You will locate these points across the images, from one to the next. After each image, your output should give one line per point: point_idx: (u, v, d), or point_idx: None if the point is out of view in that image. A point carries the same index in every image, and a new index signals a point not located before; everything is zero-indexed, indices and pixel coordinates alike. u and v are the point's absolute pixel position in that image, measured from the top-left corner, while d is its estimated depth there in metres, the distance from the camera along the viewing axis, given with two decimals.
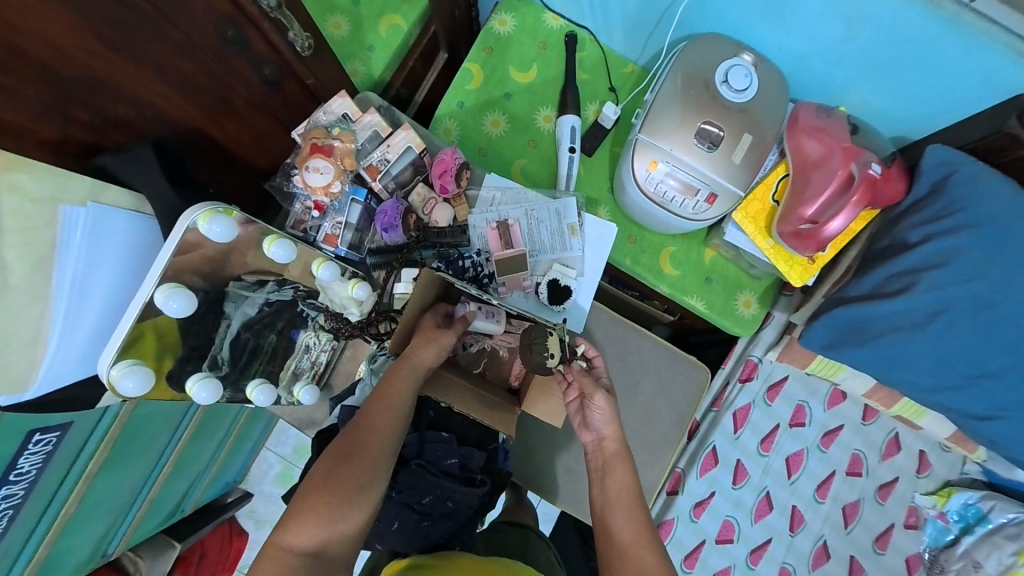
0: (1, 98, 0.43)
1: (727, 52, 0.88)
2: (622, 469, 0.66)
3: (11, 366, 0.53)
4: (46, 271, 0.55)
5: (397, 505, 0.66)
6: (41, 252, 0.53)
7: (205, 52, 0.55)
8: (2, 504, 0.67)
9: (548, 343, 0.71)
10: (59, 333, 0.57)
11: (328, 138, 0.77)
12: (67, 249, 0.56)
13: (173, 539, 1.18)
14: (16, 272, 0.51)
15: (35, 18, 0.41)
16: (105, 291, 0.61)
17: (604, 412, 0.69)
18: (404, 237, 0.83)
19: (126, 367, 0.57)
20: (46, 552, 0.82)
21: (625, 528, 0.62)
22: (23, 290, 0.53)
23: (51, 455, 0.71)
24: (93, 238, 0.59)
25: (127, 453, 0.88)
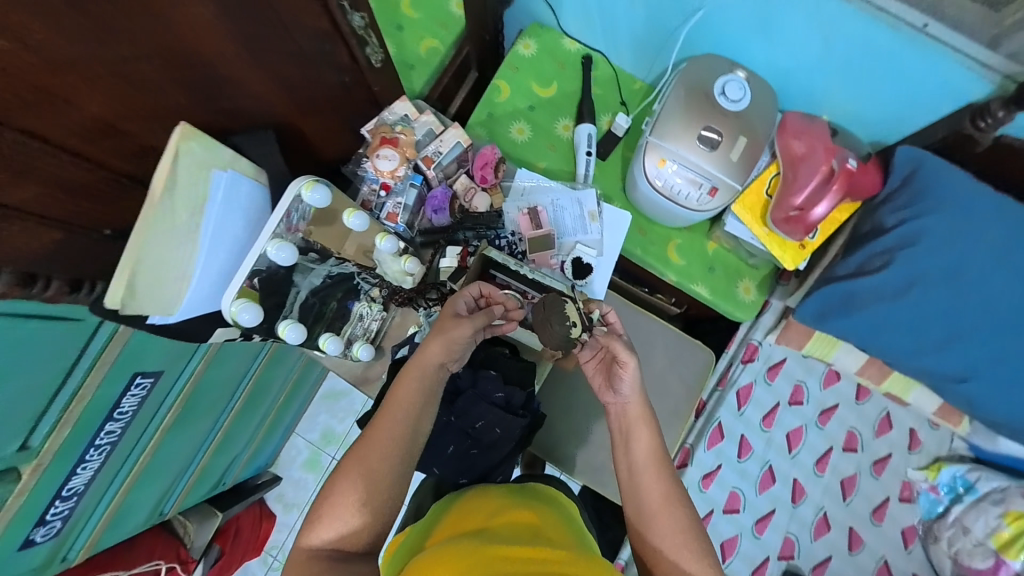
0: (186, 92, 0.57)
1: (724, 69, 1.03)
2: (645, 433, 0.66)
3: (165, 301, 0.59)
4: (197, 220, 0.61)
5: (455, 429, 0.76)
6: (195, 204, 0.60)
7: (307, 58, 0.68)
8: (103, 439, 0.73)
9: (569, 310, 0.76)
10: (198, 279, 0.63)
11: (393, 133, 0.91)
12: (211, 204, 0.62)
13: (216, 507, 1.17)
14: (181, 218, 0.58)
15: (216, 36, 0.55)
16: (229, 244, 0.68)
17: (632, 379, 0.67)
18: (449, 219, 0.96)
19: (244, 302, 0.68)
20: (121, 502, 0.85)
21: (654, 490, 0.63)
22: (180, 234, 0.59)
23: (144, 398, 0.77)
24: (228, 197, 0.65)
25: (195, 412, 0.91)
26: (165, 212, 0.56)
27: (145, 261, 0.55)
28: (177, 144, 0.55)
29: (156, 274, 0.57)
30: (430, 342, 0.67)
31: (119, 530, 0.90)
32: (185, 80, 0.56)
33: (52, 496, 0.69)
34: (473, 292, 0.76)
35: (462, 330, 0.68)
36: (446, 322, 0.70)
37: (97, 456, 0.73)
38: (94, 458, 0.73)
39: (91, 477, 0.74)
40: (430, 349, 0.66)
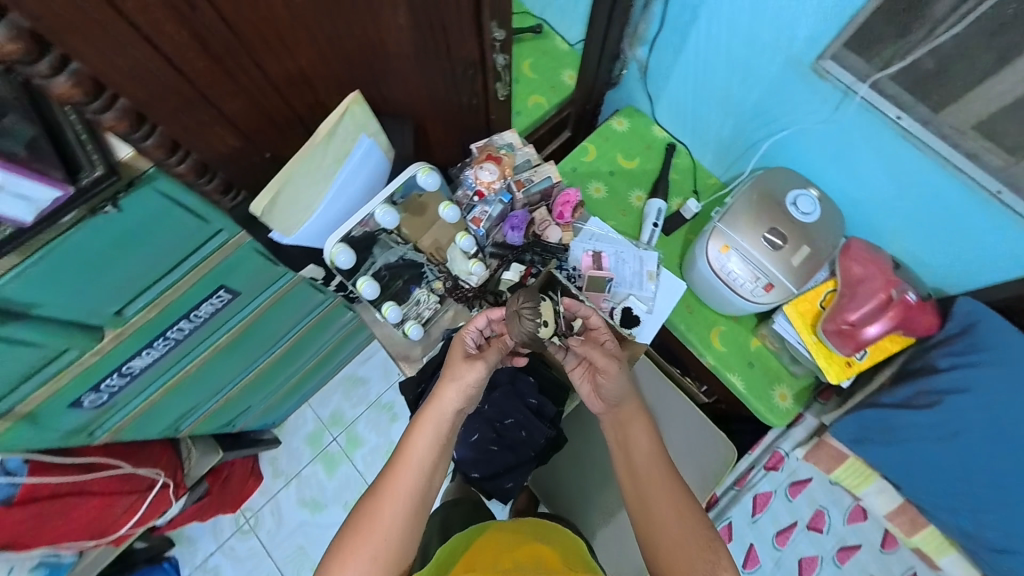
0: (367, 76, 0.71)
1: (796, 184, 1.12)
2: (645, 434, 0.74)
3: (292, 220, 0.76)
4: (334, 168, 0.76)
5: (489, 420, 0.92)
6: (337, 156, 0.74)
7: (455, 77, 0.83)
8: (171, 334, 0.80)
9: (546, 315, 0.72)
10: (317, 214, 0.80)
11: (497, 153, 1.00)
12: (349, 161, 0.77)
13: (220, 445, 1.19)
14: (326, 161, 0.74)
15: (403, 42, 0.70)
16: (347, 198, 0.83)
17: (613, 379, 0.75)
18: (523, 239, 0.99)
19: (341, 246, 0.83)
20: (156, 400, 0.90)
21: (666, 507, 0.68)
22: (317, 173, 0.74)
23: (218, 310, 0.84)
24: (361, 161, 0.79)
25: (245, 343, 0.97)
26: (317, 153, 0.70)
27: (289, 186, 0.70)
28: (347, 105, 0.71)
29: (294, 199, 0.73)
30: (447, 388, 0.73)
31: (140, 429, 0.94)
32: (370, 67, 0.70)
33: (115, 368, 0.76)
34: (482, 322, 0.78)
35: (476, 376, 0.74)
36: (457, 365, 0.74)
37: (160, 347, 0.80)
38: (158, 347, 0.80)
39: (148, 364, 0.81)
40: (445, 395, 0.72)
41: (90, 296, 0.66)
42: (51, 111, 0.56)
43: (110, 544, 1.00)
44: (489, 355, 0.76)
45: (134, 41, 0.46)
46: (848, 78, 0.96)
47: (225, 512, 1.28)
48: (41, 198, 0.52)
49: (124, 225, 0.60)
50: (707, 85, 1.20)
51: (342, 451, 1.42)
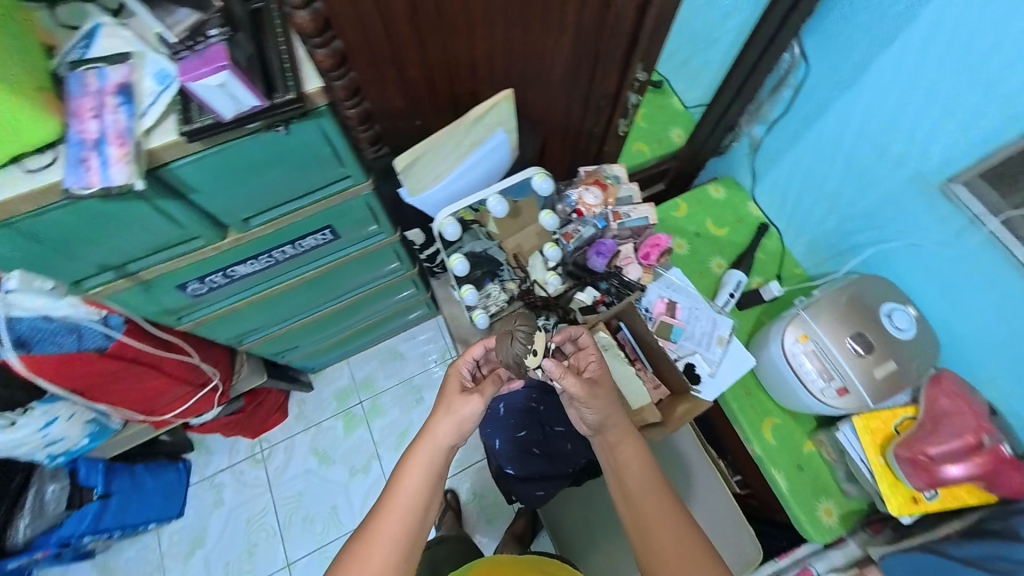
0: (520, 81, 0.79)
1: (895, 297, 1.04)
2: (632, 442, 0.74)
3: (419, 181, 0.81)
4: (464, 150, 0.81)
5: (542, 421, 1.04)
6: (471, 140, 0.79)
7: (590, 103, 0.89)
8: (274, 254, 0.93)
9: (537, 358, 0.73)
10: (437, 188, 0.85)
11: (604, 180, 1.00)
12: (479, 150, 0.82)
13: (265, 370, 1.32)
14: (462, 145, 0.80)
15: (560, 59, 0.77)
16: (465, 181, 0.88)
17: (596, 404, 0.74)
18: (604, 266, 0.98)
19: (449, 219, 0.89)
20: (238, 306, 1.01)
21: (668, 535, 0.66)
22: (450, 150, 0.79)
23: (318, 246, 0.97)
24: (488, 151, 0.84)
25: (324, 282, 1.10)
26: (461, 131, 0.76)
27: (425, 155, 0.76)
28: (500, 99, 0.76)
29: (424, 169, 0.79)
30: (441, 422, 0.74)
31: (215, 330, 1.05)
32: (525, 75, 0.77)
33: (223, 266, 0.89)
34: (479, 352, 0.82)
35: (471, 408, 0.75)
36: (454, 398, 0.77)
37: (263, 261, 0.93)
38: (261, 260, 0.93)
39: (248, 272, 0.94)
40: (440, 428, 0.74)
41: (227, 198, 0.76)
42: (258, 36, 0.64)
43: (150, 426, 1.15)
44: (485, 387, 0.78)
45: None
46: (977, 206, 0.92)
47: (245, 434, 1.44)
48: (242, 102, 0.61)
49: (271, 147, 0.71)
50: (817, 179, 1.20)
51: (364, 414, 1.52)
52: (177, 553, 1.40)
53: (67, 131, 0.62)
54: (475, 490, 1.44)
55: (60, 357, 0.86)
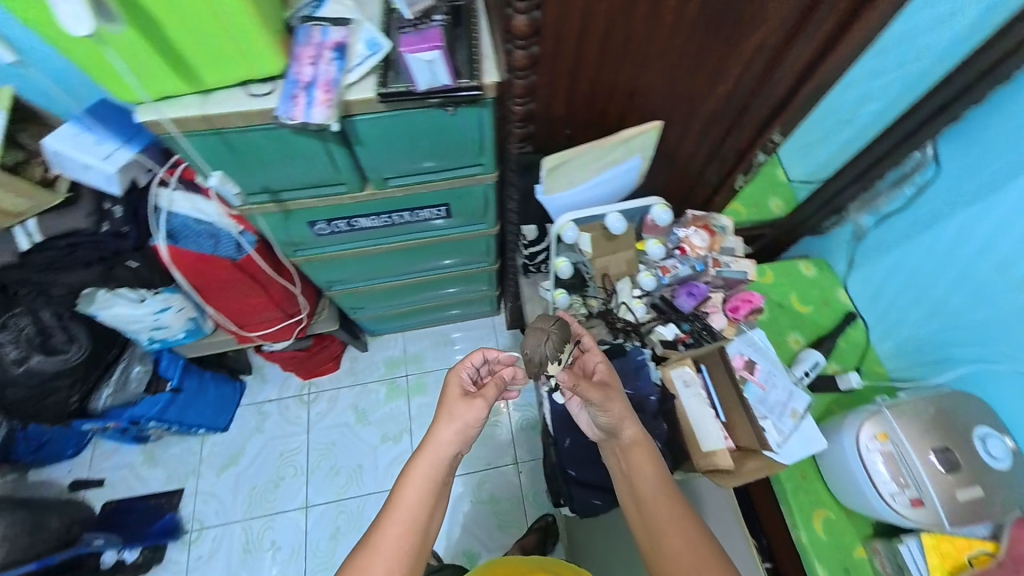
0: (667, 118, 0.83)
1: (991, 423, 0.97)
2: (644, 444, 0.74)
3: (556, 184, 0.85)
4: (599, 167, 0.86)
5: None
6: (608, 160, 0.84)
7: (719, 153, 0.93)
8: (392, 216, 1.03)
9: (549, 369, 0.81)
10: (564, 195, 0.89)
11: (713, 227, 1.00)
12: (611, 170, 0.87)
13: (337, 321, 1.43)
14: (599, 164, 0.85)
15: (711, 106, 0.81)
16: (586, 195, 0.91)
17: (613, 411, 0.73)
18: (691, 307, 0.99)
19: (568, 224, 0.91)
20: (344, 254, 1.12)
21: (679, 537, 0.68)
22: (588, 163, 0.83)
23: (430, 219, 1.07)
24: (617, 173, 0.88)
25: (420, 253, 1.20)
26: (603, 151, 0.81)
27: (568, 162, 0.80)
28: (649, 128, 0.80)
29: (563, 173, 0.82)
30: (445, 429, 0.73)
31: (317, 270, 1.17)
32: (673, 113, 0.82)
33: (349, 216, 1.00)
34: (475, 358, 0.84)
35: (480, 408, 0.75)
36: (456, 404, 0.77)
37: (381, 219, 1.03)
38: (381, 219, 1.03)
39: (365, 226, 1.04)
40: (441, 437, 0.73)
41: (380, 158, 0.87)
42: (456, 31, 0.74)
43: (234, 338, 1.29)
44: (484, 390, 0.78)
45: (576, 16, 0.61)
46: None
47: (299, 373, 1.58)
48: (437, 79, 0.70)
49: (431, 121, 0.80)
50: (919, 286, 1.12)
51: (409, 386, 1.60)
52: (212, 462, 1.51)
53: (287, 71, 0.73)
54: (496, 492, 1.45)
55: (197, 256, 1.00)
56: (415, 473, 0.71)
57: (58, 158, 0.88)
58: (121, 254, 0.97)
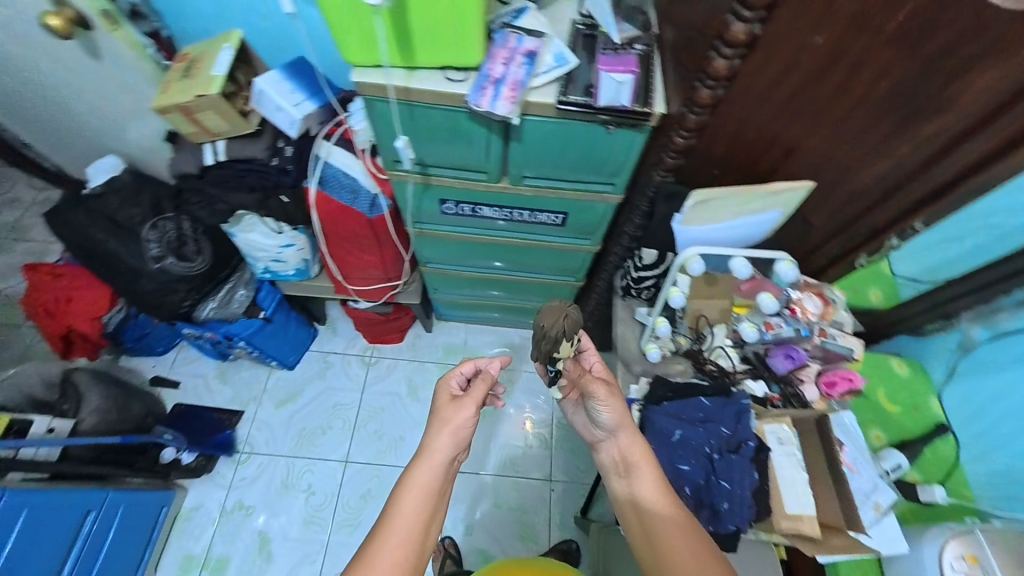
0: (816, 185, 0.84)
1: None
2: (639, 445, 0.74)
3: (701, 216, 0.88)
4: (740, 210, 0.89)
5: None
6: (752, 205, 0.88)
7: (853, 230, 0.91)
8: (512, 211, 1.10)
9: (560, 348, 0.79)
10: (701, 229, 0.91)
11: (825, 296, 0.99)
12: (750, 216, 0.91)
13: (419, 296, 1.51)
14: (743, 207, 0.88)
15: (865, 187, 0.81)
16: (718, 233, 0.94)
17: (608, 407, 0.75)
18: (787, 371, 0.96)
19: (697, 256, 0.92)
20: (456, 236, 1.20)
21: (682, 546, 0.64)
22: (735, 203, 0.87)
23: (545, 223, 1.13)
24: (753, 220, 0.92)
25: (520, 253, 1.26)
26: (747, 198, 0.86)
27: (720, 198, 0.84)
28: (805, 184, 0.84)
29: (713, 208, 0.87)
30: (438, 434, 0.76)
31: (425, 244, 1.25)
32: (824, 180, 0.83)
33: (476, 203, 1.09)
34: (466, 368, 0.89)
35: (471, 409, 0.79)
36: (446, 409, 0.80)
37: (502, 211, 1.10)
38: (503, 212, 1.11)
39: (486, 215, 1.12)
40: (437, 442, 0.76)
41: (530, 156, 0.94)
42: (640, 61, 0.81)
43: (334, 286, 1.42)
44: (473, 390, 0.82)
45: (775, 68, 0.68)
46: None
47: (367, 336, 1.68)
48: (618, 99, 0.78)
49: (588, 133, 0.86)
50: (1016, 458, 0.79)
51: None
52: (273, 395, 1.62)
53: (480, 67, 0.82)
54: (523, 502, 1.45)
55: (340, 205, 1.13)
56: (421, 479, 0.72)
57: (260, 99, 1.07)
58: (279, 187, 1.13)
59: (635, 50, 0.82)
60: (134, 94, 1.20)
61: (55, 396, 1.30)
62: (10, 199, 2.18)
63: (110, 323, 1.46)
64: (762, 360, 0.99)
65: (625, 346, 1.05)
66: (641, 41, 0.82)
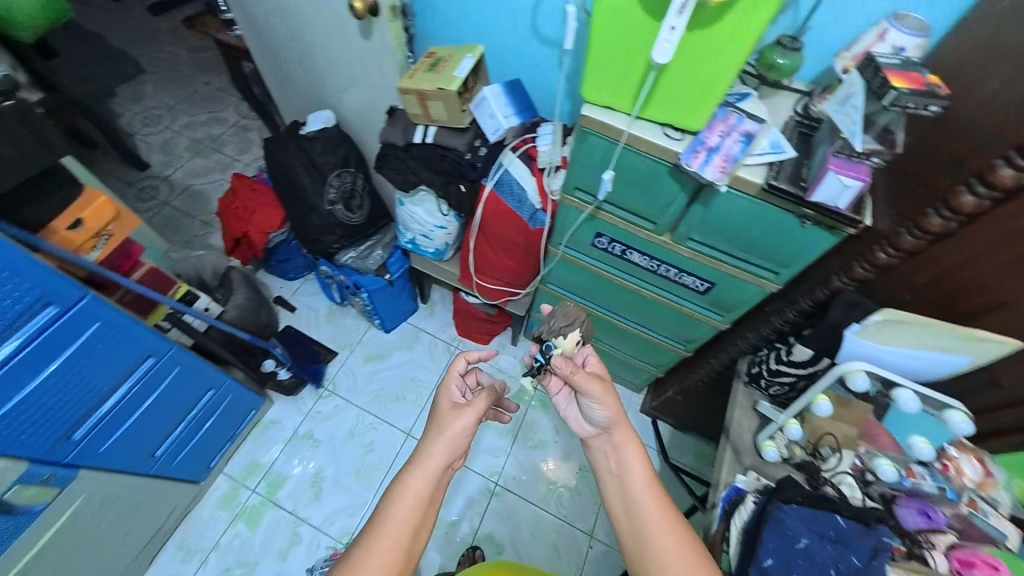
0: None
1: None
2: (634, 445, 0.78)
3: (879, 333, 0.85)
4: (925, 341, 0.84)
5: None
6: (942, 342, 0.82)
7: None
8: (661, 265, 1.13)
9: (569, 333, 0.89)
10: (873, 344, 0.86)
11: (988, 469, 0.84)
12: (933, 353, 0.84)
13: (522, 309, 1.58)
14: (930, 341, 0.83)
15: None
16: (889, 355, 0.87)
17: (601, 403, 0.77)
18: (916, 529, 0.83)
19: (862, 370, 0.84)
20: (592, 268, 1.26)
21: (671, 550, 0.68)
22: (923, 332, 0.82)
23: (688, 286, 1.15)
24: (934, 357, 0.84)
25: (645, 306, 1.29)
26: (939, 334, 0.81)
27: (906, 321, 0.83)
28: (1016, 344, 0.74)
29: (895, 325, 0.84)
30: (434, 442, 0.78)
31: (559, 266, 1.32)
32: None
33: (629, 245, 1.14)
34: (462, 369, 0.92)
35: (470, 413, 0.80)
36: (445, 417, 0.82)
37: (651, 262, 1.14)
38: (650, 262, 1.14)
39: (632, 259, 1.16)
40: (432, 450, 0.77)
41: (710, 224, 0.98)
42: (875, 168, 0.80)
43: (460, 274, 1.55)
44: (474, 400, 0.83)
45: None
46: None
47: (461, 329, 1.78)
48: (835, 200, 0.80)
49: (779, 222, 0.90)
50: None
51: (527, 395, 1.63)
52: (365, 348, 1.76)
53: (699, 132, 0.88)
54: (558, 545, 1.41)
55: (507, 208, 1.26)
56: (417, 489, 0.74)
57: (479, 104, 1.25)
58: (462, 177, 1.31)
59: (868, 160, 0.76)
60: (376, 71, 1.44)
61: (215, 282, 1.58)
62: (219, 118, 2.66)
63: (273, 241, 1.73)
64: (889, 507, 0.87)
65: (739, 431, 1.06)
66: (880, 153, 0.75)
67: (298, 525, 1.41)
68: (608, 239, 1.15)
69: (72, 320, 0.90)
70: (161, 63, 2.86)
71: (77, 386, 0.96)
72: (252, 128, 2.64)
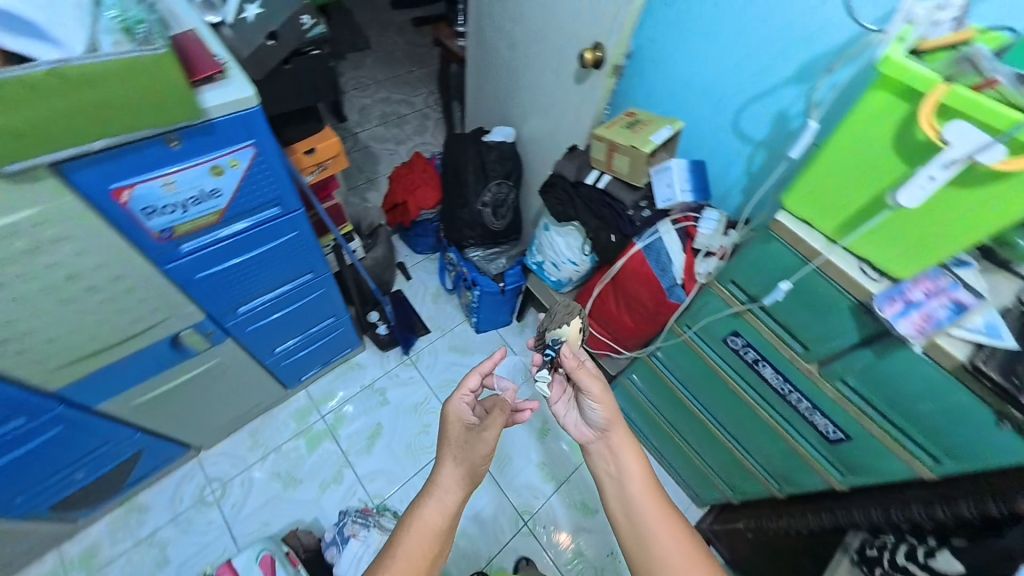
0: None
1: None
2: (631, 452, 0.85)
3: None
4: None
5: None
6: None
7: None
8: (794, 392, 1.06)
9: (572, 320, 0.91)
10: None
11: None
12: None
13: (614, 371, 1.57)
14: None
15: None
16: None
17: (598, 398, 0.86)
18: None
19: None
20: (713, 364, 1.22)
21: (666, 544, 0.76)
22: None
23: (816, 426, 1.06)
24: None
25: (753, 424, 1.21)
26: None
27: None
28: None
29: None
30: (449, 468, 0.81)
31: (677, 347, 1.30)
32: None
33: (764, 357, 1.08)
34: (473, 385, 0.89)
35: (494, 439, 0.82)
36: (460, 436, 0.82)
37: (783, 385, 1.07)
38: (781, 383, 1.07)
39: (762, 373, 1.10)
40: (444, 474, 0.80)
41: (876, 376, 0.90)
42: None
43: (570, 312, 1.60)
44: (490, 421, 0.82)
45: None
46: None
47: None
48: None
49: (964, 409, 0.80)
50: None
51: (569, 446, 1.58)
52: (454, 337, 1.86)
53: (901, 280, 0.83)
54: None
55: (647, 271, 1.27)
56: (432, 522, 0.78)
57: (661, 171, 1.30)
58: (616, 228, 1.33)
59: None
60: (573, 112, 1.58)
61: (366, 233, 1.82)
62: (409, 102, 3.08)
63: (421, 218, 1.93)
64: None
65: None
66: None
67: (344, 465, 1.51)
68: (743, 343, 1.11)
69: (284, 222, 1.10)
70: (384, 46, 3.42)
71: (259, 275, 1.15)
72: (432, 117, 3.01)
